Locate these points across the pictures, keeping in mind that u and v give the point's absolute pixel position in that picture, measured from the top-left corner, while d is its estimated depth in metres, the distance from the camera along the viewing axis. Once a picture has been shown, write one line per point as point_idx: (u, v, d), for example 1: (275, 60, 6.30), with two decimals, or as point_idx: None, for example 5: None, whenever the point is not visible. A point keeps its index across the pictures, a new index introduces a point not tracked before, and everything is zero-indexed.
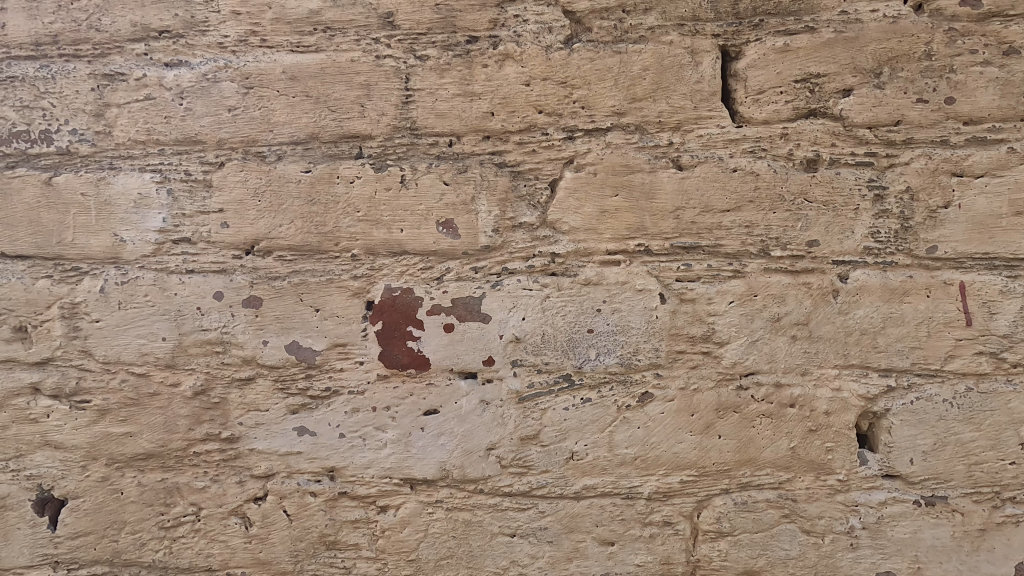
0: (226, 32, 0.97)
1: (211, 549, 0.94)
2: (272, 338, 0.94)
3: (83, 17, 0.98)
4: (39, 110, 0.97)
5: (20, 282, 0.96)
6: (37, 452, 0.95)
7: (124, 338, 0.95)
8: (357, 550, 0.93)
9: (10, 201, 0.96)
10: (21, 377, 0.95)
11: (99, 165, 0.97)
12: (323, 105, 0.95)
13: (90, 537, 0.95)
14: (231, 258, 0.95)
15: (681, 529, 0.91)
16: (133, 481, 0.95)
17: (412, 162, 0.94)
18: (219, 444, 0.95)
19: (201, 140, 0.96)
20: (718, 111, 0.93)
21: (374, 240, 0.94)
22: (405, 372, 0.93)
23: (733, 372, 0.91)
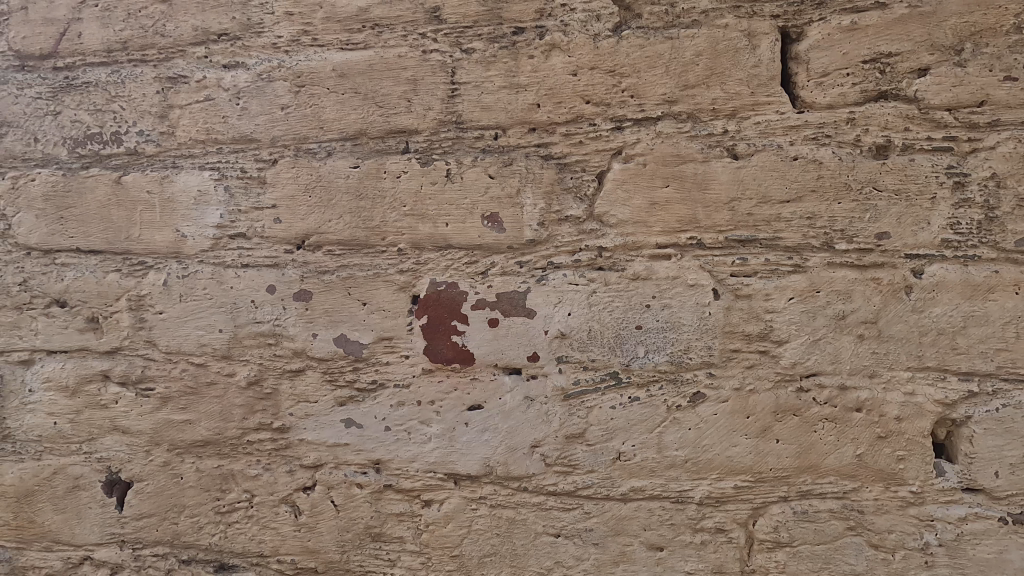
0: (279, 32, 0.99)
1: (263, 535, 0.97)
2: (321, 331, 0.96)
3: (149, 24, 1.03)
4: (110, 113, 1.03)
5: (93, 275, 1.02)
6: (107, 436, 1.01)
7: (184, 329, 1.00)
8: (401, 543, 0.93)
9: (85, 198, 1.03)
10: (94, 364, 1.02)
11: (163, 164, 1.02)
12: (370, 101, 0.96)
13: (153, 519, 1.00)
14: (283, 252, 0.98)
15: (735, 537, 0.86)
16: (192, 466, 0.99)
17: (458, 155, 0.94)
18: (271, 434, 0.97)
19: (256, 138, 0.99)
20: (778, 96, 0.87)
21: (420, 235, 0.94)
22: (450, 366, 0.93)
23: (793, 373, 0.86)
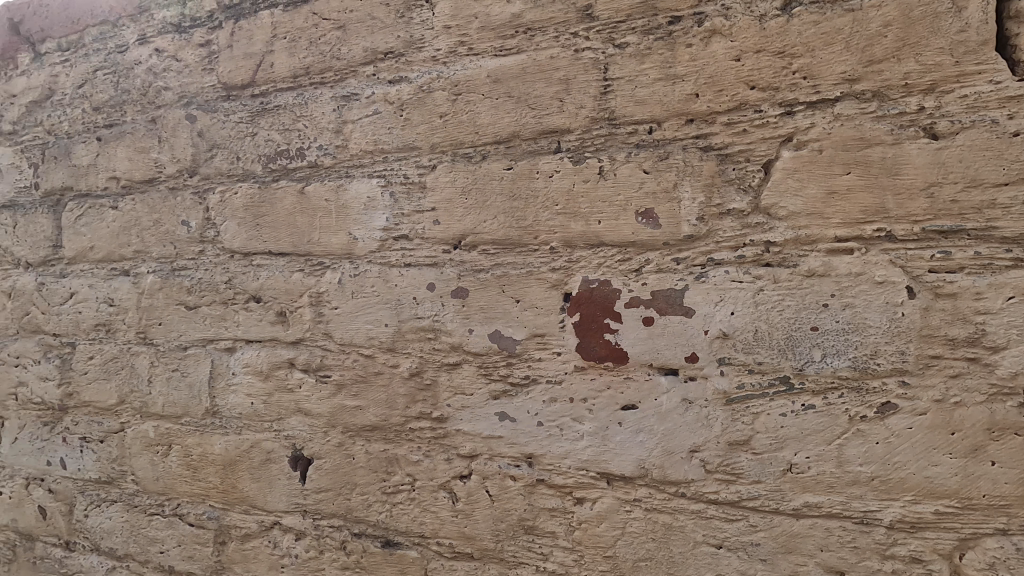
0: (438, 45, 1.05)
1: (424, 518, 1.03)
2: (476, 327, 1.00)
3: (327, 49, 1.14)
4: (295, 132, 1.16)
5: (282, 274, 1.17)
6: (292, 417, 1.15)
7: (355, 323, 1.10)
8: (554, 539, 0.94)
9: (276, 207, 1.17)
10: (282, 353, 1.16)
11: (338, 174, 1.13)
12: (523, 103, 0.98)
13: (329, 494, 1.11)
14: (441, 252, 1.04)
15: (937, 571, 0.75)
16: (362, 448, 1.08)
17: (610, 152, 0.93)
18: (431, 423, 1.03)
19: (417, 146, 1.06)
20: (992, 63, 0.75)
21: (572, 233, 0.94)
22: (603, 365, 0.92)
23: (1014, 385, 0.73)
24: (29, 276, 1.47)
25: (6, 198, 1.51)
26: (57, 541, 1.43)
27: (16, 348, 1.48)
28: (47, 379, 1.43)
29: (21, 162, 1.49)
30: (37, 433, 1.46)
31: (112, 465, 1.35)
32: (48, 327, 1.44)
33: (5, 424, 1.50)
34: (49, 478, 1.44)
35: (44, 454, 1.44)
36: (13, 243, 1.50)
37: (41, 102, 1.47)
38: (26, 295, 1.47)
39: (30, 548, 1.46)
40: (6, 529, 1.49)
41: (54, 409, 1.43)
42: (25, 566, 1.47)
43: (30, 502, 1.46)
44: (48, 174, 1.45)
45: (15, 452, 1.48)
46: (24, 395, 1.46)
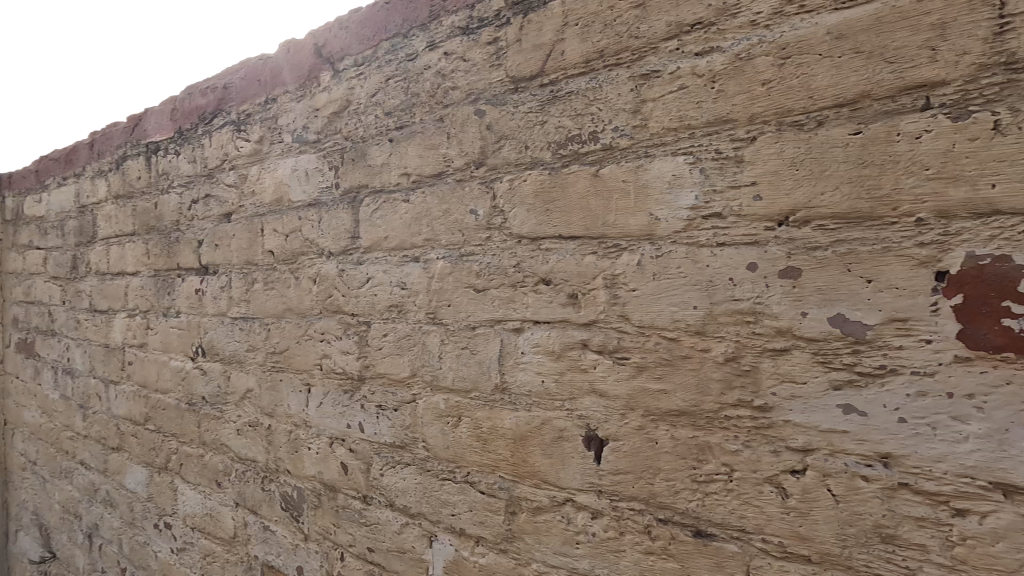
0: (759, 8, 0.98)
1: (744, 512, 0.97)
2: (812, 310, 0.92)
3: (624, 29, 1.12)
4: (588, 116, 1.17)
5: (574, 257, 1.19)
6: (586, 397, 1.17)
7: (658, 306, 1.08)
8: (924, 552, 0.83)
9: (567, 192, 1.20)
10: (575, 334, 1.19)
11: (636, 155, 1.11)
12: (879, 58, 0.87)
13: (629, 476, 1.10)
14: (763, 230, 0.96)
15: None
16: (667, 433, 1.06)
17: (1010, 103, 0.78)
18: (751, 412, 0.97)
19: (732, 118, 1.00)
20: None
21: (951, 201, 0.81)
22: (999, 355, 0.78)
23: None
24: (331, 263, 1.71)
25: (312, 197, 1.77)
26: (356, 494, 1.64)
27: (323, 325, 1.73)
28: (349, 352, 1.66)
29: (324, 165, 1.74)
30: (340, 399, 1.69)
31: (405, 431, 1.51)
32: (348, 307, 1.66)
33: (314, 389, 1.77)
34: (349, 439, 1.66)
35: (346, 417, 1.66)
36: (318, 236, 1.75)
37: (340, 112, 1.69)
38: (330, 280, 1.70)
39: (333, 498, 1.71)
40: (314, 479, 1.76)
41: (354, 378, 1.65)
42: (330, 512, 1.72)
43: (334, 458, 1.70)
44: (347, 174, 1.67)
45: (322, 413, 1.74)
46: (330, 366, 1.71)
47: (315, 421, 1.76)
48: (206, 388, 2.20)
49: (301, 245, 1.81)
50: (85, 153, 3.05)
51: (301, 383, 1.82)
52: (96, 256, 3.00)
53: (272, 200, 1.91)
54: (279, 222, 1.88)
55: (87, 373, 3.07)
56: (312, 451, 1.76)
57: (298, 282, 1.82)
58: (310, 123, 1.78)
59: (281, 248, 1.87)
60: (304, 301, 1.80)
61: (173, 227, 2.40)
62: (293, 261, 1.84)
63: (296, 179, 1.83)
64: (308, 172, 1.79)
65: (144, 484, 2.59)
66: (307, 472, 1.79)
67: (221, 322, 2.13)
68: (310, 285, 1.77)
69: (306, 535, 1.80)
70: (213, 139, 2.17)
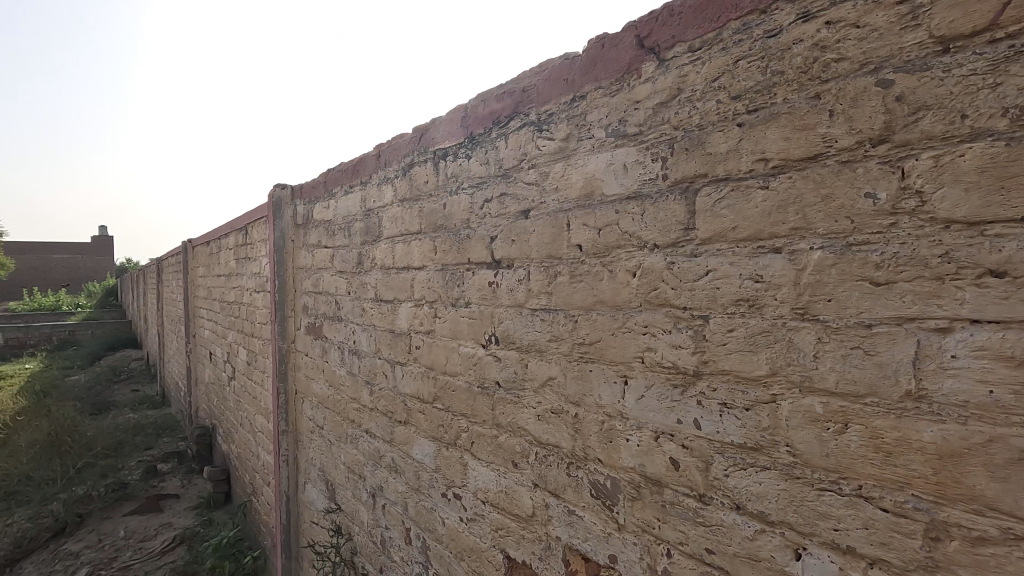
0: None
1: None
2: None
3: None
4: None
5: None
6: None
7: None
8: None
9: None
10: None
11: None
12: None
13: None
14: None
15: None
16: None
17: None
18: None
19: None
20: None
21: None
22: None
23: None
24: (657, 256, 1.68)
25: (631, 190, 1.76)
26: (689, 493, 1.60)
27: (645, 318, 1.72)
28: (680, 346, 1.61)
29: (646, 157, 1.71)
30: (666, 394, 1.66)
31: (760, 433, 1.42)
32: (679, 301, 1.61)
33: (632, 382, 1.77)
34: (680, 435, 1.62)
35: (676, 413, 1.63)
36: (639, 228, 1.74)
37: (668, 101, 1.64)
38: (656, 273, 1.68)
39: (657, 493, 1.69)
40: (632, 471, 1.76)
41: (686, 374, 1.60)
42: (653, 507, 1.70)
43: (660, 453, 1.68)
44: (677, 164, 1.61)
45: (644, 407, 1.73)
46: (654, 359, 1.69)
47: (634, 414, 1.77)
48: (501, 374, 2.36)
49: (617, 238, 1.82)
50: (372, 163, 3.48)
51: (614, 374, 1.83)
52: (380, 252, 3.41)
53: (581, 195, 1.95)
54: (590, 216, 1.91)
55: (372, 354, 3.52)
56: (631, 443, 1.77)
57: (613, 275, 1.84)
58: (627, 116, 1.77)
59: (592, 242, 1.91)
60: (620, 294, 1.81)
61: (463, 225, 2.62)
62: (606, 254, 1.86)
63: (610, 173, 1.84)
64: (625, 165, 1.78)
65: (432, 456, 2.89)
66: (623, 464, 1.80)
67: (518, 313, 2.26)
68: (629, 278, 1.77)
69: (621, 525, 1.81)
70: (510, 141, 2.30)
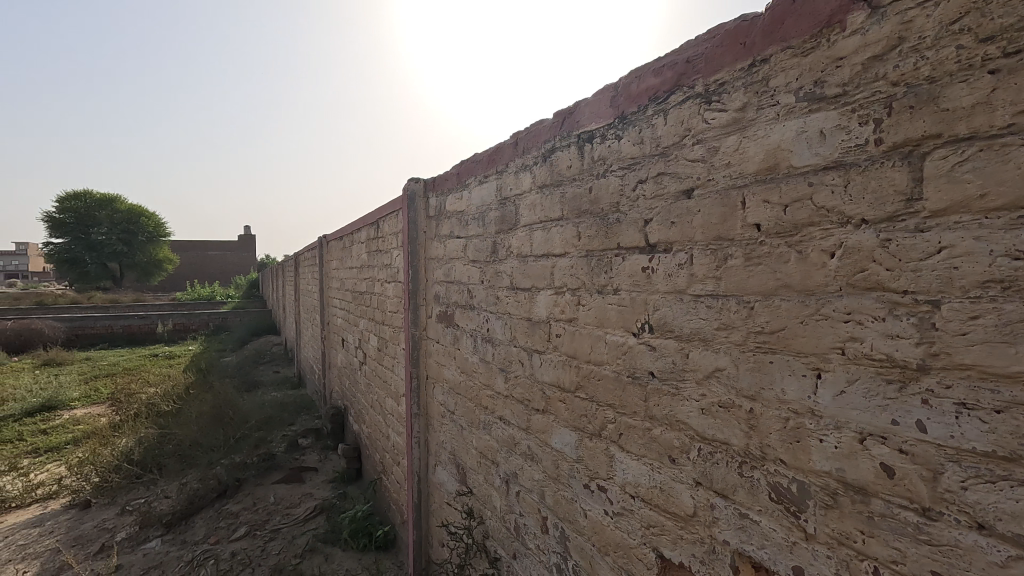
0: None
1: None
2: None
3: None
4: None
5: None
6: None
7: None
8: None
9: None
10: None
11: None
12: None
13: None
14: None
15: None
16: None
17: None
18: None
19: None
20: None
21: None
22: None
23: None
24: (867, 233, 1.48)
25: (831, 159, 1.57)
26: (908, 505, 1.39)
27: (848, 304, 1.52)
28: (898, 336, 1.40)
29: (851, 121, 1.53)
30: (877, 390, 1.46)
31: None
32: (897, 283, 1.41)
33: (827, 376, 1.57)
34: (896, 438, 1.41)
35: (890, 413, 1.42)
36: (841, 202, 1.55)
37: (885, 53, 1.45)
38: (865, 252, 1.48)
39: (862, 502, 1.49)
40: (828, 476, 1.57)
41: (906, 368, 1.39)
42: (856, 517, 1.51)
43: (867, 457, 1.48)
44: (897, 126, 1.42)
45: (845, 404, 1.53)
46: (860, 351, 1.49)
47: (829, 412, 1.57)
48: (655, 364, 2.24)
49: (809, 214, 1.63)
50: (509, 151, 3.49)
51: (803, 367, 1.64)
52: (517, 240, 3.41)
53: (761, 170, 1.79)
54: (773, 191, 1.74)
55: (507, 341, 3.53)
56: (825, 444, 1.58)
57: (802, 256, 1.65)
58: (827, 77, 1.59)
59: (775, 220, 1.73)
60: (812, 278, 1.62)
61: (611, 209, 2.53)
62: (793, 233, 1.68)
63: (801, 142, 1.66)
64: (822, 132, 1.60)
65: (573, 446, 2.83)
66: (814, 467, 1.61)
67: (678, 299, 2.12)
68: (825, 259, 1.58)
69: (810, 535, 1.63)
70: (669, 117, 2.17)
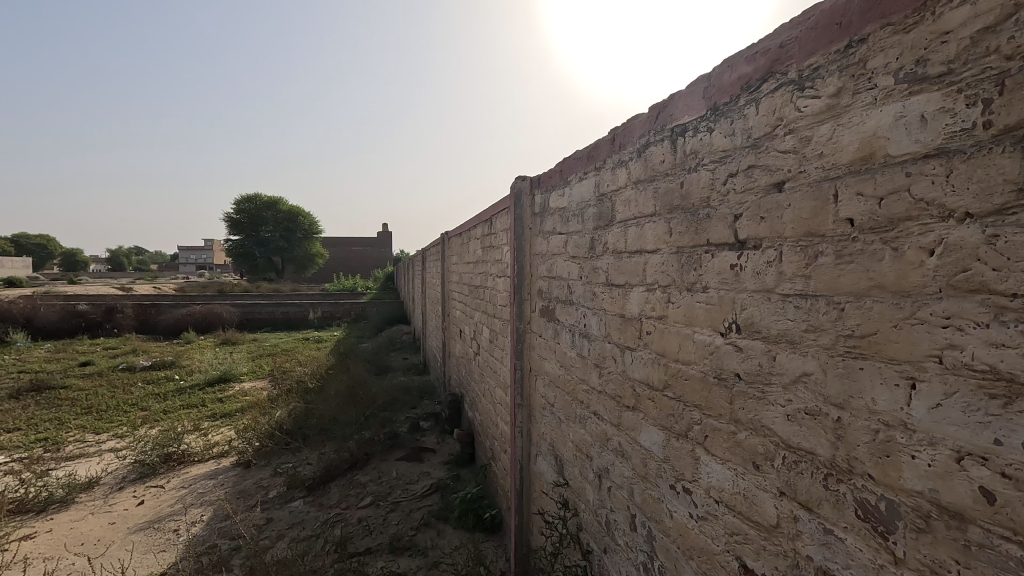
0: None
1: None
2: None
3: None
4: None
5: None
6: None
7: None
8: None
9: None
10: None
11: None
12: None
13: None
14: None
15: None
16: None
17: None
18: None
19: None
20: None
21: None
22: None
23: None
24: (971, 229, 1.13)
25: (932, 147, 1.22)
26: (1012, 537, 1.07)
27: (946, 307, 1.18)
28: (1003, 345, 1.07)
29: (956, 103, 1.17)
30: (977, 405, 1.12)
31: None
32: (1006, 285, 1.07)
33: (922, 387, 1.22)
34: (1000, 460, 1.08)
35: (991, 430, 1.10)
36: (942, 193, 1.19)
37: (998, 24, 1.10)
38: (968, 249, 1.14)
39: (958, 530, 1.17)
40: (919, 496, 1.24)
41: (1012, 382, 1.06)
42: (949, 546, 1.18)
43: (963, 479, 1.15)
44: (1011, 106, 1.07)
45: (941, 418, 1.19)
46: (958, 360, 1.15)
47: (923, 427, 1.22)
48: (742, 366, 1.84)
49: (905, 208, 1.27)
50: (607, 147, 3.18)
51: (896, 375, 1.28)
52: (612, 238, 3.06)
53: (855, 160, 1.41)
54: (867, 182, 1.37)
55: (602, 338, 3.23)
56: (917, 461, 1.23)
57: (897, 254, 1.28)
58: (930, 54, 1.22)
59: (869, 215, 1.36)
60: (907, 278, 1.26)
61: (702, 204, 2.12)
62: (889, 228, 1.31)
63: (900, 129, 1.29)
64: (922, 116, 1.24)
65: (660, 445, 2.47)
66: (904, 485, 1.27)
67: (765, 299, 1.72)
68: (922, 258, 1.22)
69: (900, 560, 1.30)
70: (760, 107, 1.79)
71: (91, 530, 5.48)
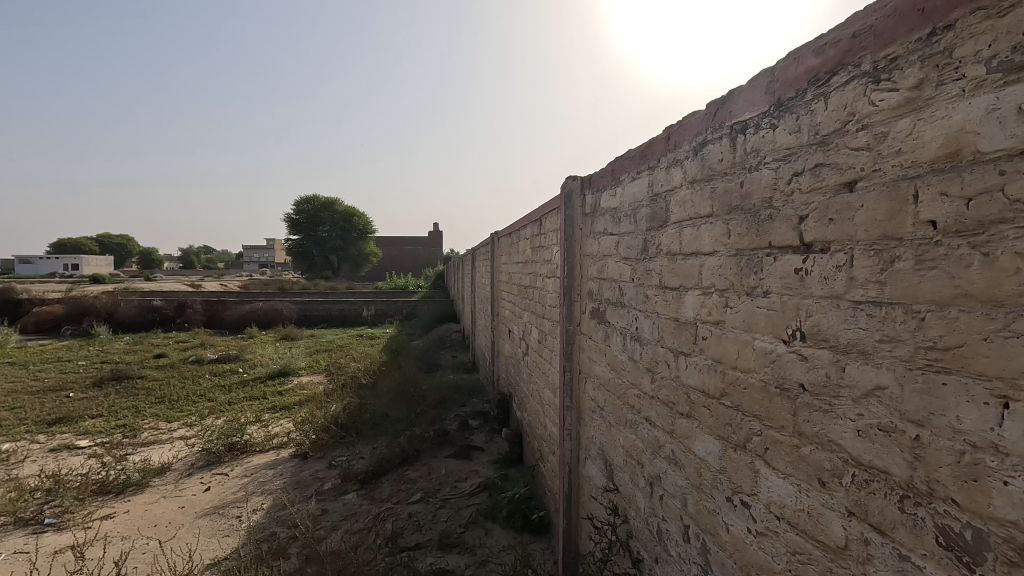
0: None
1: None
2: None
3: None
4: None
5: None
6: None
7: None
8: None
9: None
10: None
11: None
12: None
13: None
14: None
15: None
16: None
17: None
18: None
19: None
20: None
21: None
22: None
23: None
24: None
25: None
26: None
27: None
28: None
29: None
30: None
31: None
32: None
33: (1019, 407, 1.10)
34: None
35: None
36: None
37: None
38: None
39: None
40: (1012, 526, 1.12)
41: None
42: None
43: None
44: None
45: None
46: None
47: (1017, 451, 1.11)
48: (806, 376, 1.74)
49: (998, 210, 1.15)
50: (661, 146, 3.08)
51: (985, 393, 1.17)
52: (667, 239, 2.96)
53: (938, 157, 1.28)
54: (952, 181, 1.25)
55: (655, 342, 3.13)
56: (1010, 488, 1.12)
57: (989, 260, 1.17)
58: None
59: (954, 217, 1.24)
60: (999, 286, 1.14)
61: (764, 205, 2.01)
62: (979, 232, 1.19)
63: (993, 123, 1.17)
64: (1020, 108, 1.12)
65: (716, 455, 2.36)
66: (995, 514, 1.15)
67: (834, 306, 1.61)
68: (1017, 265, 1.11)
69: None
70: (830, 102, 1.68)
71: (163, 513, 5.83)
